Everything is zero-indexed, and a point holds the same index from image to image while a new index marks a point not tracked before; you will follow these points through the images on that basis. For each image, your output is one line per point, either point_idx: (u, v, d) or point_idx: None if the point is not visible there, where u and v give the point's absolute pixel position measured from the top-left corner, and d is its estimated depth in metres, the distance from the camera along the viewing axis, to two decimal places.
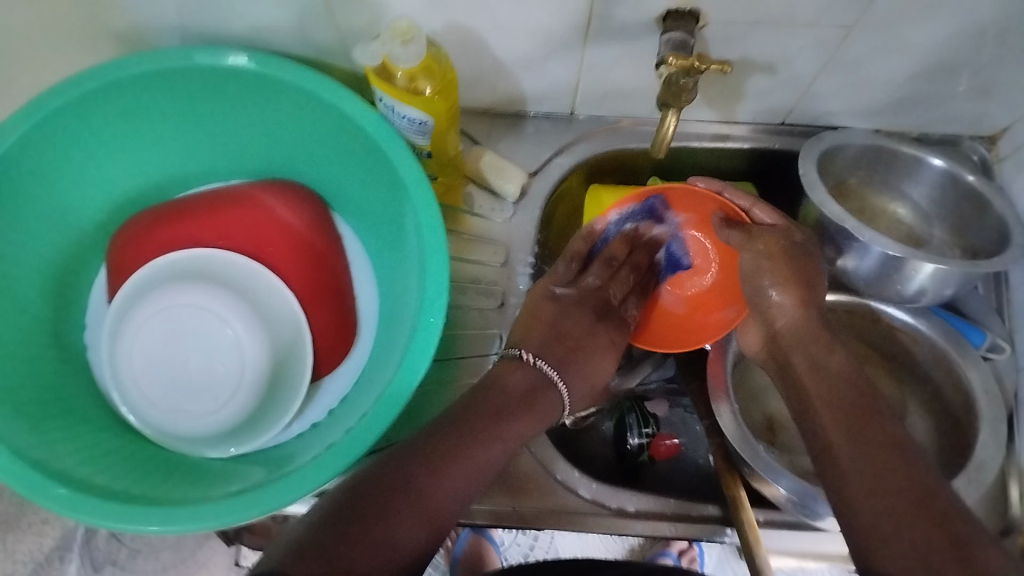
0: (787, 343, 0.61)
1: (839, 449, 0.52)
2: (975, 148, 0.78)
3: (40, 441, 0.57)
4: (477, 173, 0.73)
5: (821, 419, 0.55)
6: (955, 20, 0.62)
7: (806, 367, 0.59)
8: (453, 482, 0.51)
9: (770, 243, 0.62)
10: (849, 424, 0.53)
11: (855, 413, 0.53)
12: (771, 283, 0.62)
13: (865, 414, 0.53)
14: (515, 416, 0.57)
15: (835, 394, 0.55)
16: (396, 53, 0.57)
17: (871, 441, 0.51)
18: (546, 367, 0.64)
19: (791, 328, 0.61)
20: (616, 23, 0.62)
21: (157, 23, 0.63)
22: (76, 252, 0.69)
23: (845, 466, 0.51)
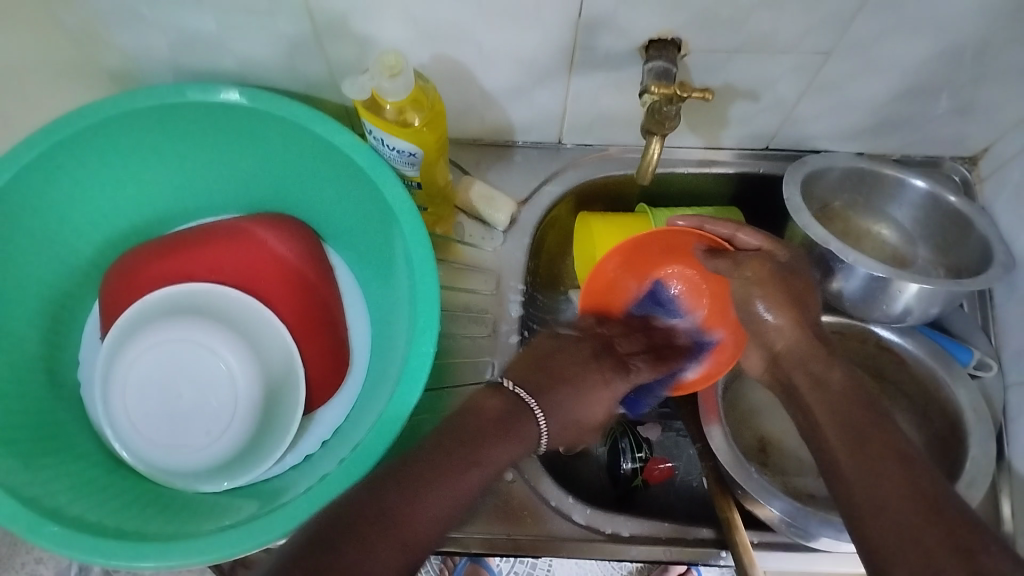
0: (788, 362, 0.62)
1: (841, 463, 0.53)
2: (957, 168, 0.79)
3: (33, 478, 0.57)
4: (467, 204, 0.74)
5: (826, 432, 0.56)
6: (931, 44, 0.63)
7: (807, 383, 0.60)
8: (432, 507, 0.50)
9: (757, 269, 0.63)
10: (849, 440, 0.54)
11: (857, 429, 0.54)
12: (761, 304, 0.63)
13: (866, 425, 0.54)
14: (498, 438, 0.56)
15: (838, 414, 0.56)
16: (384, 86, 0.57)
17: (873, 451, 0.52)
18: (526, 396, 0.60)
19: (790, 348, 0.62)
20: (600, 54, 0.63)
21: (149, 60, 0.64)
22: (69, 289, 0.69)
23: (849, 476, 0.51)
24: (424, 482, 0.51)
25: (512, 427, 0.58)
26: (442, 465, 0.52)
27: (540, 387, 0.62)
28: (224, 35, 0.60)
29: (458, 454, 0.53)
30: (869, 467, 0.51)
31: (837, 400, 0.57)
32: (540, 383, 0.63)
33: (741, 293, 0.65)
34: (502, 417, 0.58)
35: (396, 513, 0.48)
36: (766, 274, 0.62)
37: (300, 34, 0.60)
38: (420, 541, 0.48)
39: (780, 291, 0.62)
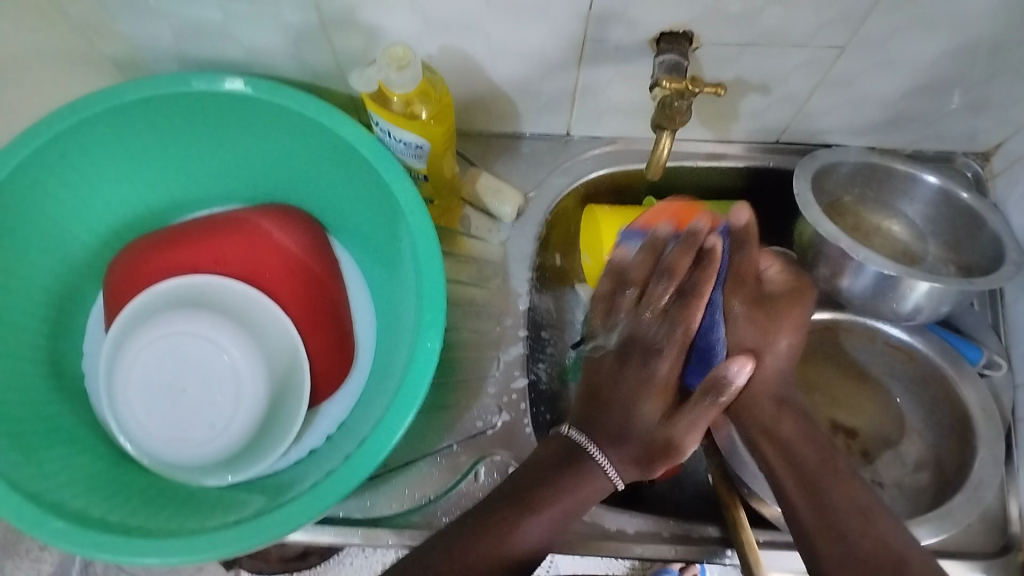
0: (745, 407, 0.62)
1: (800, 498, 0.57)
2: (968, 164, 0.78)
3: (33, 473, 0.56)
4: (473, 195, 0.73)
5: (781, 472, 0.59)
6: (946, 40, 0.62)
7: (762, 436, 0.61)
8: (533, 529, 0.56)
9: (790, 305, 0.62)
10: (809, 485, 0.57)
11: (815, 471, 0.58)
12: (774, 334, 0.62)
13: (844, 476, 0.58)
14: (574, 486, 0.59)
15: (816, 462, 0.59)
16: (392, 78, 0.56)
17: (839, 501, 0.56)
18: (586, 443, 0.61)
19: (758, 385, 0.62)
20: (611, 45, 0.62)
21: (154, 47, 0.63)
22: (70, 278, 0.68)
23: (811, 519, 0.56)
24: (493, 528, 0.55)
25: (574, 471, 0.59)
26: (514, 513, 0.56)
27: (612, 438, 0.61)
28: (230, 24, 0.60)
29: (531, 497, 0.57)
30: (841, 519, 0.55)
31: (817, 450, 0.60)
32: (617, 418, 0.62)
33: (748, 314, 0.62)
34: (575, 467, 0.59)
35: (493, 543, 0.54)
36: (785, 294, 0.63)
37: (307, 23, 0.59)
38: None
39: (771, 298, 0.63)
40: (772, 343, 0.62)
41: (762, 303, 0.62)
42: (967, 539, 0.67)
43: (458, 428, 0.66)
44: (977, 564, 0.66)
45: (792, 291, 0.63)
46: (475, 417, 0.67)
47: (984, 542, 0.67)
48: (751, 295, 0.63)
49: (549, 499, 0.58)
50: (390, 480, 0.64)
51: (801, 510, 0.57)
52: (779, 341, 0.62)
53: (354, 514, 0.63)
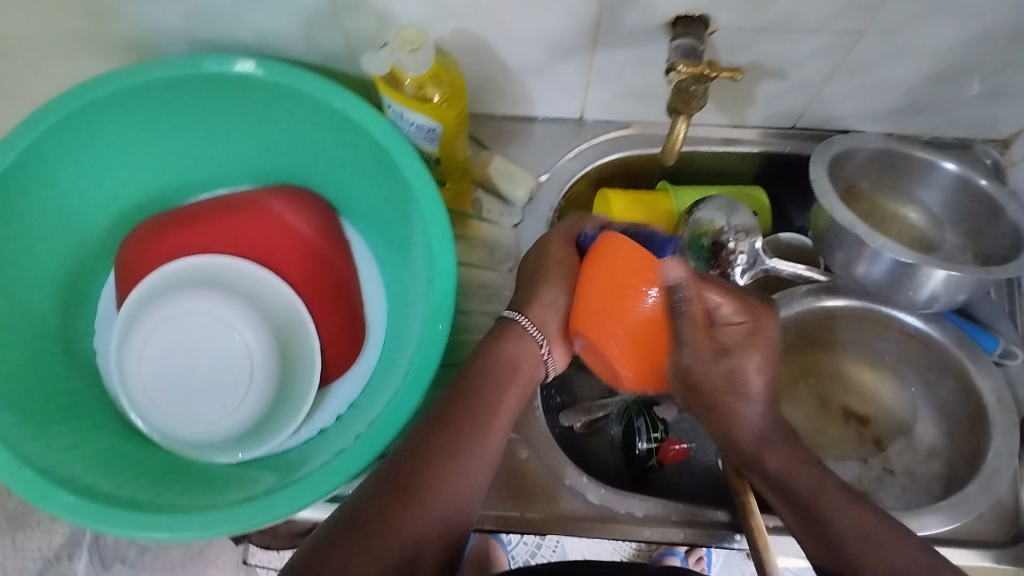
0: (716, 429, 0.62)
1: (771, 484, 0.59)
2: (989, 151, 0.77)
3: (49, 449, 0.57)
4: (485, 178, 0.73)
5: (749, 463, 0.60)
6: (968, 25, 0.61)
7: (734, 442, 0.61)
8: (466, 473, 0.52)
9: (755, 343, 0.58)
10: (810, 512, 0.56)
11: (775, 451, 0.59)
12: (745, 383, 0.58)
13: (844, 499, 0.56)
14: (505, 356, 0.58)
15: (812, 486, 0.57)
16: (404, 61, 0.56)
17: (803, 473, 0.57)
18: (515, 316, 0.60)
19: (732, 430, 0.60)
20: (624, 29, 0.61)
21: (166, 29, 0.63)
22: (84, 259, 0.69)
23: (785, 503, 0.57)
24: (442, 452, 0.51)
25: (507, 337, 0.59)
26: (456, 425, 0.53)
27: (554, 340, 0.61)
28: (240, 6, 0.59)
29: (467, 404, 0.55)
30: (847, 543, 0.53)
31: (813, 476, 0.57)
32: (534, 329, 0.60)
33: (721, 372, 0.57)
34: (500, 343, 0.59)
35: (427, 491, 0.50)
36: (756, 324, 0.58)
37: (318, 5, 0.59)
38: (439, 531, 0.49)
39: (734, 346, 0.58)
40: (743, 374, 0.57)
41: (741, 340, 0.58)
42: (976, 527, 0.67)
43: None
44: (986, 553, 0.66)
45: (754, 319, 0.59)
46: None
47: (993, 531, 0.67)
48: (710, 348, 0.57)
49: (489, 409, 0.55)
50: None
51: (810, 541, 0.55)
52: (750, 391, 0.58)
53: None
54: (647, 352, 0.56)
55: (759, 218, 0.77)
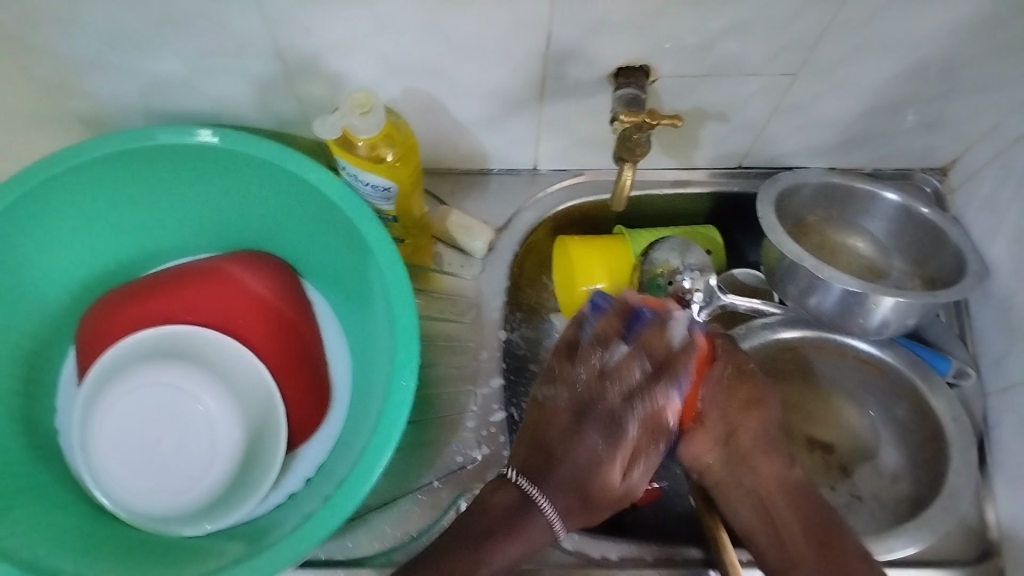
0: (745, 447, 0.62)
1: (790, 530, 0.60)
2: (928, 179, 0.80)
3: (13, 532, 0.56)
4: (444, 233, 0.74)
5: (775, 504, 0.61)
6: (895, 62, 0.64)
7: (769, 479, 0.62)
8: None
9: (748, 390, 0.63)
10: (767, 513, 0.61)
11: (805, 501, 0.61)
12: (735, 404, 0.62)
13: (804, 503, 0.61)
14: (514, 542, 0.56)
15: (783, 494, 0.61)
16: (356, 124, 0.57)
17: (829, 532, 0.59)
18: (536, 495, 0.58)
19: (749, 434, 0.62)
20: (570, 81, 0.63)
21: (119, 103, 0.63)
22: (43, 336, 0.68)
23: (804, 549, 0.58)
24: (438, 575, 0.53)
25: (510, 530, 0.56)
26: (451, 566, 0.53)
27: (562, 487, 0.58)
28: (194, 77, 0.60)
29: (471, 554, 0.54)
30: (796, 546, 0.59)
31: (788, 486, 0.62)
32: (567, 475, 0.58)
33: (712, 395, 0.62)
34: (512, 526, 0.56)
35: None
36: (745, 368, 0.63)
37: (269, 72, 0.60)
38: None
39: (743, 379, 0.63)
40: (716, 413, 0.62)
41: (732, 376, 0.62)
42: (944, 546, 0.68)
43: (439, 465, 0.67)
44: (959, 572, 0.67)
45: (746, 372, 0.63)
46: (455, 453, 0.67)
47: (962, 549, 0.68)
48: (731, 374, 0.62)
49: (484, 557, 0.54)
50: (371, 519, 0.64)
51: (769, 539, 0.60)
52: (758, 412, 0.63)
53: (336, 556, 0.63)
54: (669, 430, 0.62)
55: (713, 255, 0.79)
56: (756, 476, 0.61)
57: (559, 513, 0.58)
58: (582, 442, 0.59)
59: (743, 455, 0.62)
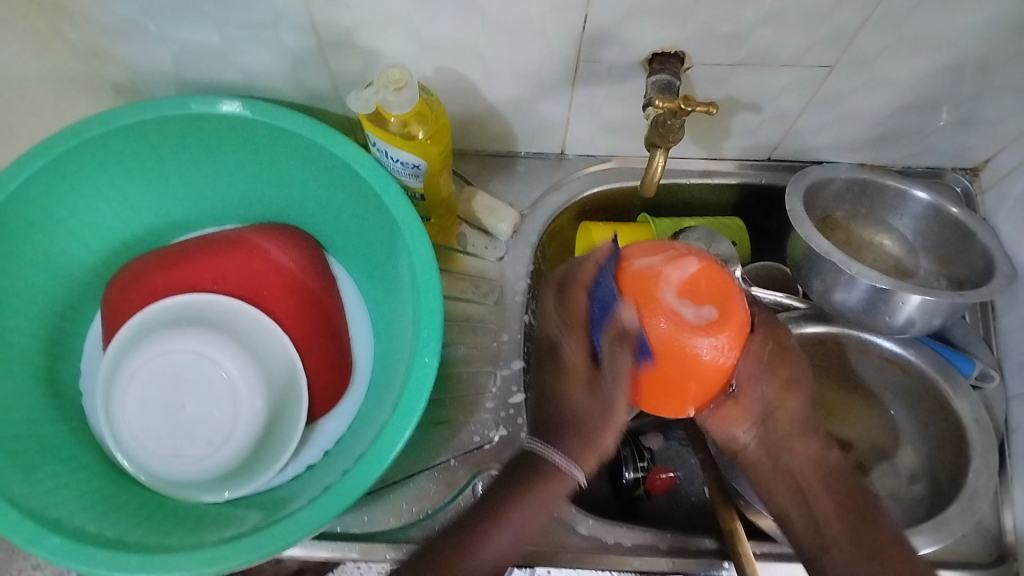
0: (783, 429, 0.61)
1: (822, 510, 0.59)
2: (959, 178, 0.79)
3: (37, 490, 0.57)
4: (470, 214, 0.74)
5: (809, 486, 0.60)
6: (932, 59, 0.63)
7: (804, 460, 0.61)
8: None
9: (788, 368, 0.61)
10: (801, 493, 0.60)
11: (839, 484, 0.60)
12: (775, 381, 0.60)
13: (837, 486, 0.60)
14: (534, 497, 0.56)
15: (818, 474, 0.60)
16: (389, 100, 0.57)
17: (862, 514, 0.58)
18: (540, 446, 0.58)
19: (788, 415, 0.61)
20: (603, 66, 0.63)
21: (154, 71, 0.64)
22: (71, 300, 0.69)
23: (835, 531, 0.58)
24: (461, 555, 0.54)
25: (527, 486, 0.56)
26: (474, 543, 0.55)
27: (556, 432, 0.58)
28: (228, 48, 0.61)
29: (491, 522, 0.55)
30: (828, 526, 0.58)
31: (823, 469, 0.61)
32: (560, 423, 0.58)
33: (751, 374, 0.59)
34: (531, 482, 0.56)
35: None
36: (786, 345, 0.61)
37: (304, 46, 0.60)
38: None
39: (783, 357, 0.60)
40: (755, 390, 0.60)
41: (772, 354, 0.60)
42: (961, 549, 0.68)
43: (456, 444, 0.67)
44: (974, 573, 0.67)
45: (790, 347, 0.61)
46: (472, 432, 0.67)
47: (979, 552, 0.68)
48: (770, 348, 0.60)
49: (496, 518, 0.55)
50: (388, 495, 0.65)
51: (801, 520, 0.59)
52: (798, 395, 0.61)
53: (351, 528, 0.63)
54: (676, 391, 0.55)
55: (738, 247, 0.78)
56: (792, 458, 0.61)
57: (567, 460, 0.56)
58: (562, 388, 0.59)
59: (779, 436, 0.61)
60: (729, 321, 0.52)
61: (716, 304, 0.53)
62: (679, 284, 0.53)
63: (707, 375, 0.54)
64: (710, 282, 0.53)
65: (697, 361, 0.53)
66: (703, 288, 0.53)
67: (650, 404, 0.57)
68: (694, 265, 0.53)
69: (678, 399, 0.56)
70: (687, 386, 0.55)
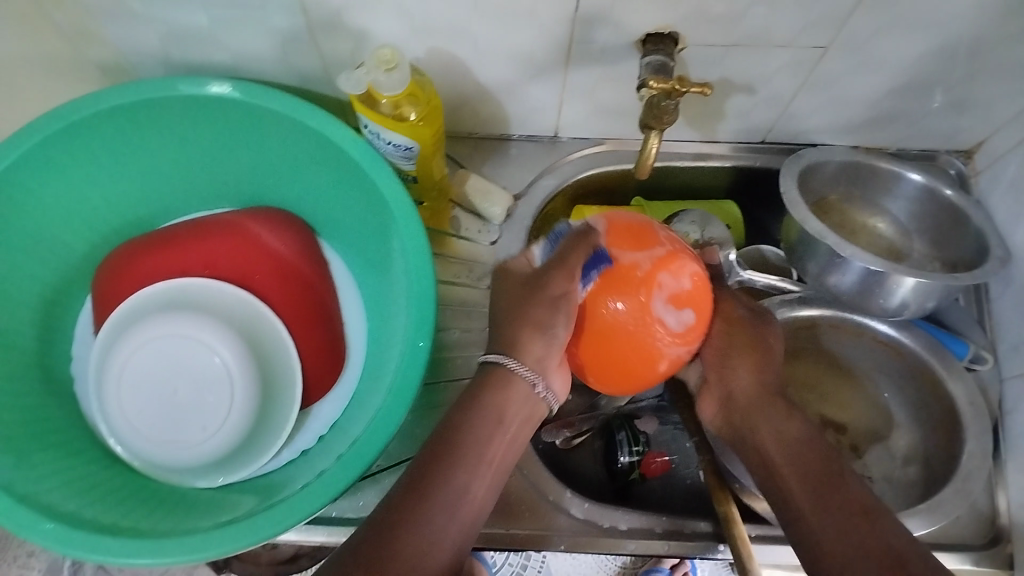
0: (743, 409, 0.57)
1: (784, 479, 0.53)
2: (952, 161, 0.79)
3: (28, 475, 0.56)
4: (463, 197, 0.74)
5: (772, 456, 0.54)
6: (927, 40, 0.63)
7: (767, 434, 0.55)
8: (454, 487, 0.49)
9: (742, 340, 0.58)
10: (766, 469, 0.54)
11: (804, 449, 0.54)
12: (729, 358, 0.58)
13: (801, 452, 0.54)
14: (492, 411, 0.53)
15: (785, 459, 0.54)
16: (380, 80, 0.57)
17: (823, 474, 0.52)
18: (502, 359, 0.55)
19: (745, 393, 0.57)
20: (596, 46, 0.63)
21: (142, 52, 0.63)
22: (62, 285, 0.68)
23: (797, 497, 0.51)
24: (437, 493, 0.49)
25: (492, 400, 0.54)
26: (452, 469, 0.50)
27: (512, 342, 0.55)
28: (217, 29, 0.60)
29: (456, 455, 0.51)
30: (789, 491, 0.52)
31: (792, 453, 0.54)
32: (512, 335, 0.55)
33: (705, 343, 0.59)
34: (488, 395, 0.54)
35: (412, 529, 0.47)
36: (734, 322, 0.59)
37: (294, 27, 0.60)
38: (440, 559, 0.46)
39: (736, 335, 0.58)
40: (724, 371, 0.58)
41: (721, 335, 0.58)
42: (954, 530, 0.69)
43: None
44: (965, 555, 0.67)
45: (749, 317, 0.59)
46: None
47: (972, 535, 0.69)
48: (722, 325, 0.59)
49: (467, 437, 0.52)
50: (382, 479, 0.65)
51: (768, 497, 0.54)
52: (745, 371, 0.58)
53: (346, 513, 0.64)
54: (616, 365, 0.55)
55: (732, 231, 0.78)
56: (756, 437, 0.56)
57: (530, 369, 0.54)
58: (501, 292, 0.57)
59: (745, 423, 0.57)
60: (697, 312, 0.54)
61: (695, 301, 0.54)
62: (670, 291, 0.53)
63: (657, 358, 0.54)
64: (699, 285, 0.54)
65: (654, 343, 0.53)
66: (687, 288, 0.53)
67: (592, 372, 0.57)
68: (684, 274, 0.53)
69: (614, 377, 0.56)
70: (632, 363, 0.54)
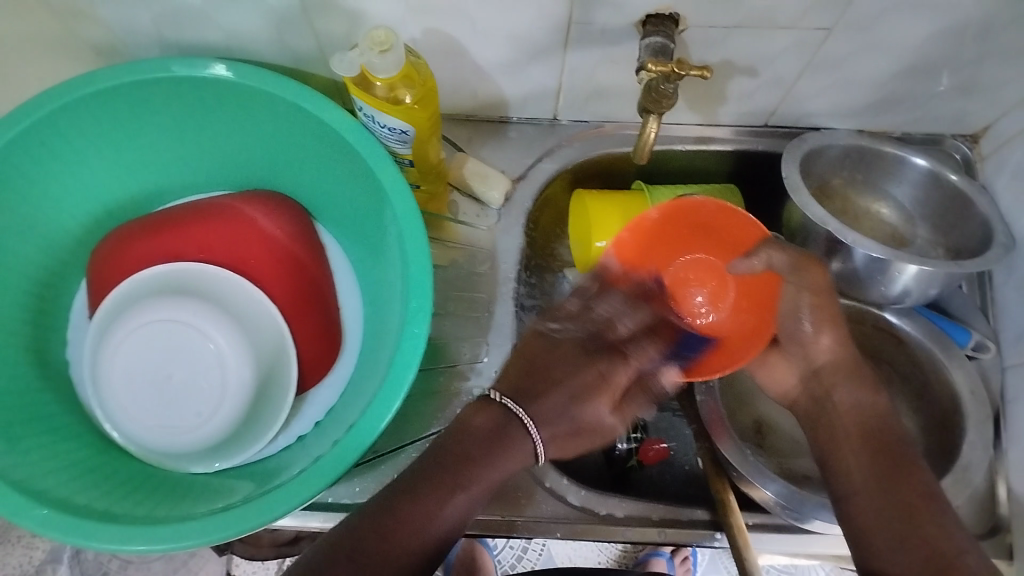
0: (830, 377, 0.60)
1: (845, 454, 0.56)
2: (957, 146, 0.78)
3: (19, 460, 0.56)
4: (461, 182, 0.73)
5: (842, 428, 0.57)
6: (932, 21, 0.62)
7: (845, 403, 0.58)
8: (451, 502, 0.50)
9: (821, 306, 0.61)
10: (833, 438, 0.57)
11: (875, 428, 0.56)
12: (818, 328, 0.61)
13: (873, 434, 0.56)
14: (501, 452, 0.54)
15: (856, 441, 0.56)
16: (375, 62, 0.56)
17: (886, 458, 0.54)
18: (516, 410, 0.56)
19: (832, 362, 0.61)
20: (596, 27, 0.61)
21: (134, 31, 0.62)
22: (56, 267, 0.67)
23: (852, 472, 0.54)
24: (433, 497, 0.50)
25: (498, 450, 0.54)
26: (452, 482, 0.51)
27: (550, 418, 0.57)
28: (210, 7, 0.59)
29: (459, 480, 0.52)
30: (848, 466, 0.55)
31: (863, 432, 0.56)
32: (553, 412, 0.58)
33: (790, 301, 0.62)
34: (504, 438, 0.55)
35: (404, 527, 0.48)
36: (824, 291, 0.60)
37: (288, 6, 0.59)
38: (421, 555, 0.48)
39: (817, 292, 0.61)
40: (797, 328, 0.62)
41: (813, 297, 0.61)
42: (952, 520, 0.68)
43: (445, 414, 0.66)
44: None
45: (793, 270, 0.61)
46: (461, 402, 0.67)
47: (971, 524, 0.68)
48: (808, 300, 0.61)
49: (479, 459, 0.53)
50: (379, 465, 0.64)
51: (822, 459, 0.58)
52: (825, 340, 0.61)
53: (343, 499, 0.63)
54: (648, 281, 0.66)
55: None
56: (836, 406, 0.59)
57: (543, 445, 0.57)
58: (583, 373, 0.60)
59: (827, 392, 0.60)
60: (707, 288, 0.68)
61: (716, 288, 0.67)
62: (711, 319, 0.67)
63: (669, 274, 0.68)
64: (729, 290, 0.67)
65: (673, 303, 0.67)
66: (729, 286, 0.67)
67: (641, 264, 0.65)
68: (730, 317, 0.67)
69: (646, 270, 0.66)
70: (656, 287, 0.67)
